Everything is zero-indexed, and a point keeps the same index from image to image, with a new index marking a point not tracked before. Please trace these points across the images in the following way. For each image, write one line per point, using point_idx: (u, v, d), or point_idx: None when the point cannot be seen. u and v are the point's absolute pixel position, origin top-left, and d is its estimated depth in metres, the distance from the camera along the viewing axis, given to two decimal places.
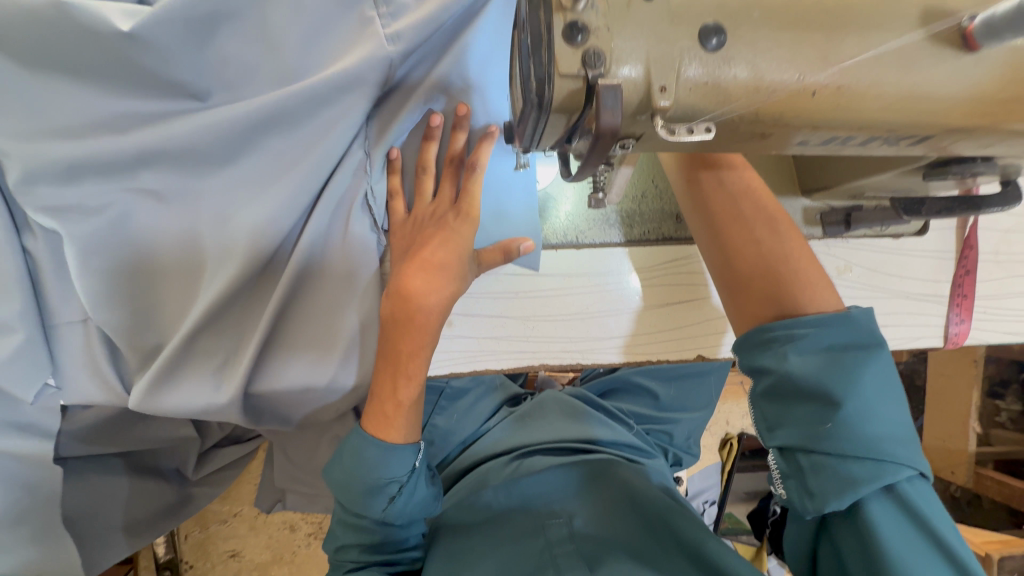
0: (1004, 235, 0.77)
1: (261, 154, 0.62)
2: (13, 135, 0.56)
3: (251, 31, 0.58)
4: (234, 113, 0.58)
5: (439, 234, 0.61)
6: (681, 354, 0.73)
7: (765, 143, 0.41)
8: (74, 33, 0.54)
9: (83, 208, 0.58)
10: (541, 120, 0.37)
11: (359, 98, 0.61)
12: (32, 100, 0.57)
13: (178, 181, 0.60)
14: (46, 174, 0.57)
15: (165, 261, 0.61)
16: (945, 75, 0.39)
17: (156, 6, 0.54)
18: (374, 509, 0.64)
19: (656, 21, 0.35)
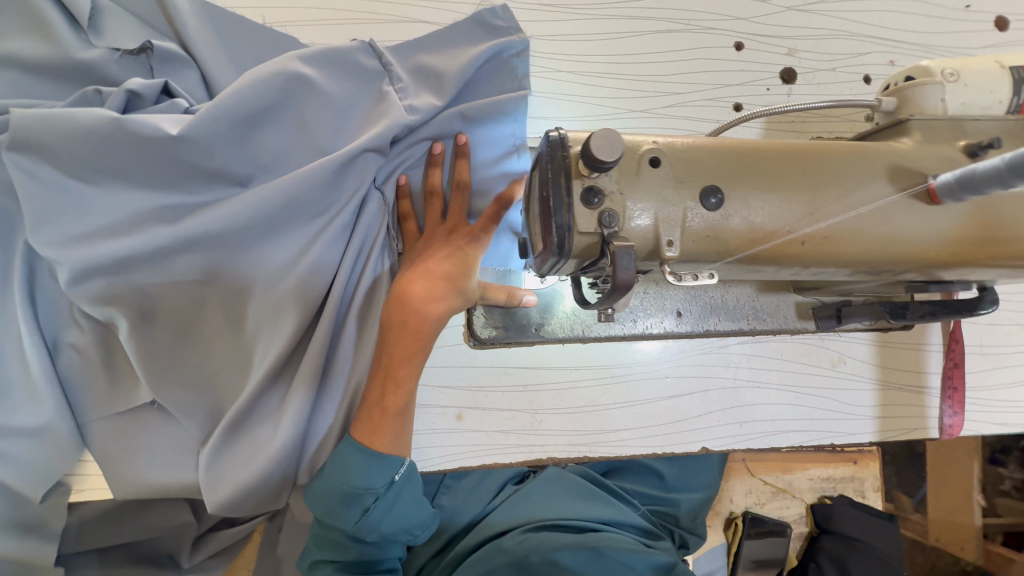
0: (988, 328, 0.80)
1: (295, 227, 0.67)
2: (61, 243, 0.61)
3: (287, 125, 0.66)
4: (271, 194, 0.64)
5: (445, 249, 0.65)
6: (687, 447, 0.74)
7: (761, 276, 0.46)
8: (128, 146, 0.60)
9: (133, 294, 0.63)
10: (560, 263, 0.41)
11: (375, 156, 0.67)
12: (86, 208, 0.62)
13: (221, 259, 0.64)
14: (95, 269, 0.61)
15: (208, 330, 0.66)
16: (916, 225, 0.44)
17: (201, 111, 0.61)
18: (348, 521, 0.61)
19: (664, 183, 0.39)
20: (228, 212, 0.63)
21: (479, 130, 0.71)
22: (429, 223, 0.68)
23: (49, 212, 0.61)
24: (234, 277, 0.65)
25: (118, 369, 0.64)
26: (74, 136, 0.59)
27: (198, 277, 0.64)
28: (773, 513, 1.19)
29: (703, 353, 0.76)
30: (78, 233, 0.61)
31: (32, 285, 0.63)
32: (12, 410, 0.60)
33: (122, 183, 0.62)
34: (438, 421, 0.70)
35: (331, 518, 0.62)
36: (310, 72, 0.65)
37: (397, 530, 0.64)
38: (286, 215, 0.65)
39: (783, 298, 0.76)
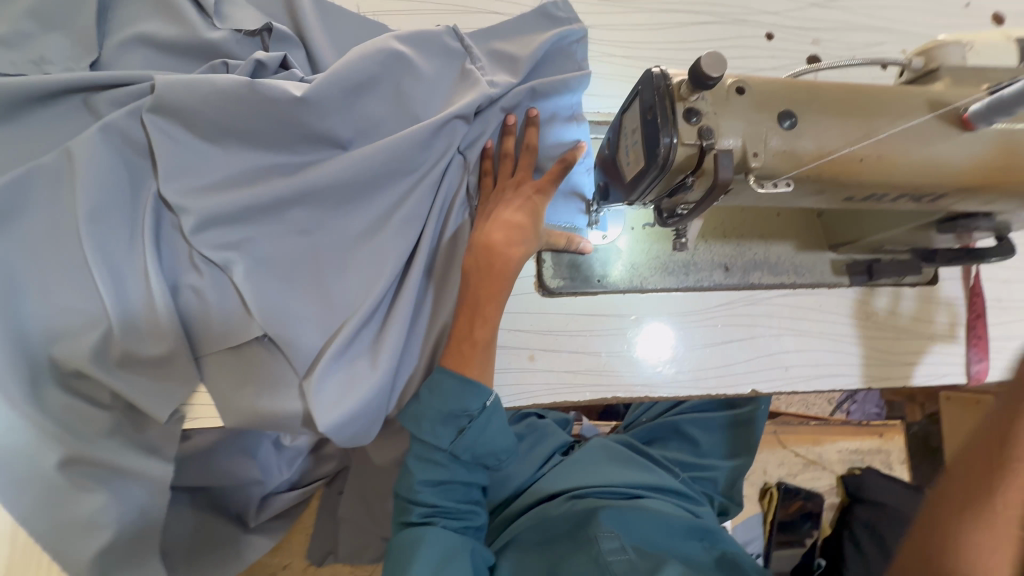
0: (1006, 283, 0.88)
1: (388, 186, 0.75)
2: (191, 193, 0.69)
3: (385, 96, 0.75)
4: (373, 153, 0.72)
5: (518, 201, 0.72)
6: (737, 389, 0.82)
7: (822, 198, 0.54)
8: (253, 106, 0.68)
9: (248, 241, 0.71)
10: (660, 178, 0.49)
11: (461, 123, 0.75)
12: (211, 164, 0.70)
13: (324, 213, 0.73)
14: (217, 217, 0.69)
15: (308, 277, 0.72)
16: (953, 149, 0.52)
17: (320, 77, 0.69)
18: (443, 440, 0.68)
19: (749, 108, 0.48)
20: (336, 168, 0.71)
21: (547, 104, 0.80)
22: (502, 180, 0.76)
23: (181, 167, 0.69)
24: (336, 230, 0.73)
25: (230, 309, 0.70)
26: (209, 100, 0.67)
27: (308, 228, 0.73)
28: (804, 484, 1.25)
29: (750, 305, 0.84)
30: (202, 185, 0.69)
31: (157, 233, 0.70)
32: (139, 342, 0.67)
33: (245, 144, 0.71)
34: (512, 361, 0.77)
35: (429, 440, 0.68)
36: (406, 51, 0.74)
37: (486, 453, 0.70)
38: (385, 174, 0.73)
39: (818, 256, 0.85)
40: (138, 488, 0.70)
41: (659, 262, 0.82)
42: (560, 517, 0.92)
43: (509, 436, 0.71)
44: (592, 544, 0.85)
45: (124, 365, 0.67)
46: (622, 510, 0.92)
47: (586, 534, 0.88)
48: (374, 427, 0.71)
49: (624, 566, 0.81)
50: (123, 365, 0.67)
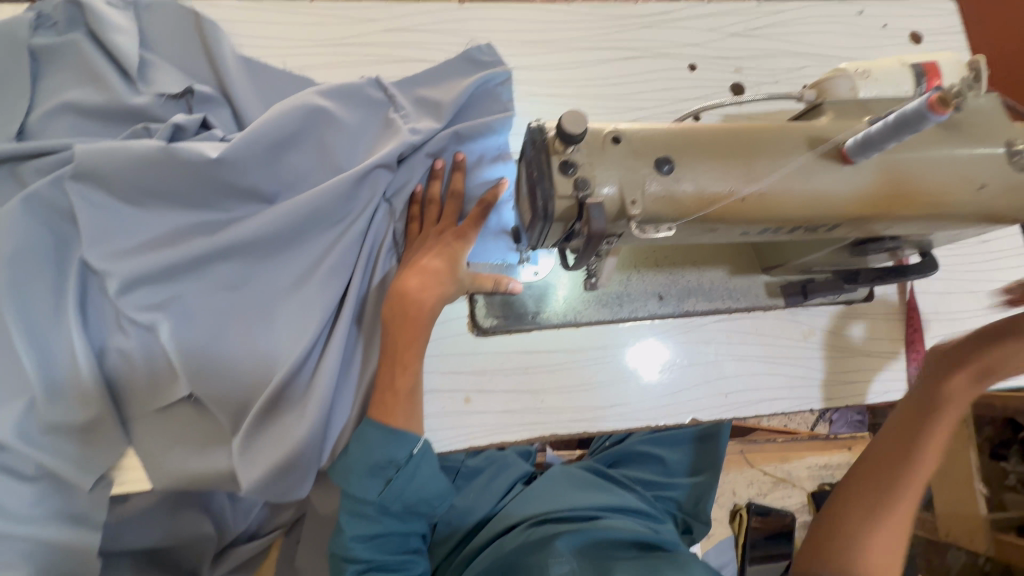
0: (941, 296, 0.89)
1: (314, 237, 0.76)
2: (114, 256, 0.70)
3: (309, 150, 0.76)
4: (295, 207, 0.73)
5: (437, 247, 0.73)
6: (679, 418, 0.82)
7: (715, 236, 0.55)
8: (173, 168, 0.69)
9: (173, 300, 0.71)
10: (548, 228, 0.50)
11: (384, 172, 0.77)
12: (135, 225, 0.71)
13: (250, 267, 0.74)
14: (142, 278, 0.70)
15: (235, 331, 0.72)
16: (836, 182, 0.53)
17: (238, 137, 0.70)
18: (371, 492, 0.67)
19: (626, 156, 0.49)
20: (261, 224, 0.72)
21: (474, 147, 0.82)
22: (429, 225, 0.77)
23: (104, 231, 0.70)
24: (263, 283, 0.74)
25: (157, 368, 0.70)
26: (130, 164, 0.69)
27: (235, 284, 0.73)
28: (775, 503, 1.24)
29: (687, 332, 0.84)
30: (126, 248, 0.70)
31: (83, 297, 0.71)
32: (62, 409, 0.67)
33: (169, 203, 0.72)
34: (448, 404, 0.77)
35: (355, 494, 0.68)
36: (328, 105, 0.76)
37: (418, 500, 0.71)
38: (310, 226, 0.75)
39: (753, 279, 0.86)
40: (64, 559, 0.68)
41: (592, 296, 0.82)
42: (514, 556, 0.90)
43: (442, 482, 0.72)
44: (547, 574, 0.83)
45: (48, 433, 0.67)
46: (577, 536, 0.90)
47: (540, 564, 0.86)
48: (306, 481, 0.70)
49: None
50: (47, 432, 0.66)
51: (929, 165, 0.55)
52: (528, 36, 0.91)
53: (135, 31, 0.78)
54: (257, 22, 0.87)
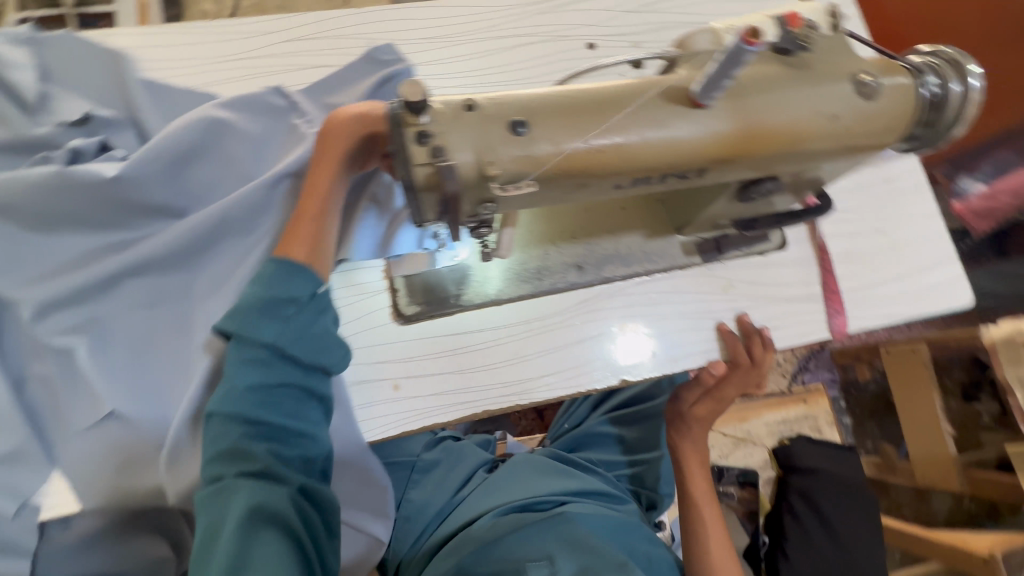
0: (852, 237, 0.92)
1: (226, 248, 0.77)
2: (24, 282, 0.71)
3: (216, 164, 0.78)
4: (202, 220, 0.74)
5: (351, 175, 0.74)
6: (608, 382, 0.84)
7: (587, 191, 0.57)
8: (74, 189, 0.70)
9: (88, 321, 0.72)
10: (417, 199, 0.52)
11: (294, 181, 0.77)
12: (43, 250, 0.72)
13: (163, 282, 0.75)
14: (55, 302, 0.70)
15: (158, 347, 0.73)
16: (688, 125, 0.56)
17: (136, 155, 0.72)
18: (263, 333, 0.61)
19: (479, 121, 0.51)
20: (170, 240, 0.74)
21: None
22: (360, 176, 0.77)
23: (15, 259, 0.71)
24: (180, 299, 0.75)
25: (77, 390, 0.70)
26: (32, 192, 0.70)
27: (152, 301, 0.74)
28: (738, 462, 1.26)
29: (610, 298, 0.87)
30: (37, 273, 0.71)
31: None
32: None
33: (79, 226, 0.73)
34: (378, 392, 0.79)
35: (248, 341, 0.61)
36: (228, 117, 0.77)
37: (313, 350, 0.63)
38: (222, 238, 0.76)
39: (668, 240, 0.88)
40: None
41: (513, 272, 0.83)
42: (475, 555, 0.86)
43: (339, 352, 0.66)
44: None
45: None
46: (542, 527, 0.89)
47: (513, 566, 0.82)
48: None
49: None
50: None
51: (778, 103, 0.58)
52: (430, 32, 0.94)
53: (33, 63, 0.79)
54: (160, 46, 0.89)
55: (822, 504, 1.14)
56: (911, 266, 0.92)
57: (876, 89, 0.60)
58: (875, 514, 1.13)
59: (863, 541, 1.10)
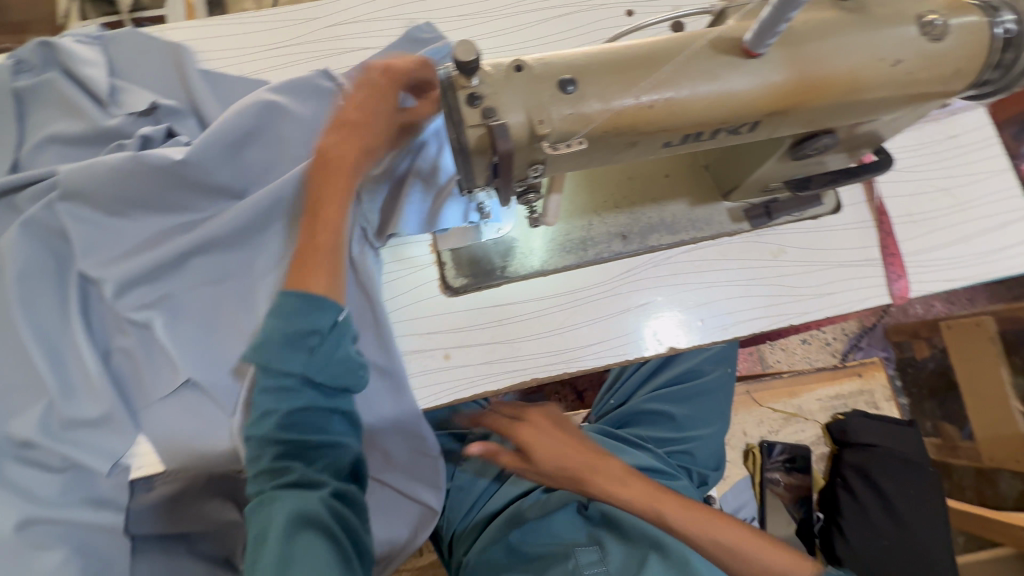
0: (912, 198, 0.88)
1: (284, 226, 0.81)
2: (107, 263, 0.76)
3: (269, 145, 0.81)
4: (260, 197, 0.78)
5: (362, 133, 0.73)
6: (655, 350, 0.83)
7: (636, 150, 0.57)
8: (143, 173, 0.75)
9: (161, 296, 0.77)
10: (469, 162, 0.53)
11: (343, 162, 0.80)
12: (122, 233, 0.78)
13: (227, 260, 0.79)
14: (130, 280, 0.76)
15: (225, 319, 0.78)
16: (742, 75, 0.54)
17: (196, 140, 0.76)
18: (292, 361, 0.65)
19: (528, 83, 0.52)
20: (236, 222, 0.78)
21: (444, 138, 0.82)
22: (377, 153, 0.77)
23: (97, 241, 0.77)
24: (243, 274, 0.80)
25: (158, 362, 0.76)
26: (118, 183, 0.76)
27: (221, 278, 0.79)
28: (788, 439, 1.23)
29: (655, 267, 0.86)
30: (117, 254, 0.77)
31: (87, 304, 0.77)
32: (80, 405, 0.74)
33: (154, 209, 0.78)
34: (429, 362, 0.81)
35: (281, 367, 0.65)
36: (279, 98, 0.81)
37: (344, 373, 0.68)
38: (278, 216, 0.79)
39: (715, 207, 0.86)
40: (96, 539, 0.75)
41: (557, 243, 0.84)
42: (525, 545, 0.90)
43: (356, 373, 0.69)
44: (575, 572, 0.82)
45: (69, 428, 0.73)
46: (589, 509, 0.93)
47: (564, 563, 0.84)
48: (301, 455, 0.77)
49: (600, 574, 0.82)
50: (68, 427, 0.73)
51: (835, 49, 0.55)
52: (467, 9, 0.95)
53: (103, 62, 0.85)
54: (212, 38, 0.93)
55: (882, 481, 1.10)
56: (979, 227, 0.87)
57: (945, 28, 0.56)
58: (937, 488, 1.09)
59: (927, 519, 1.06)
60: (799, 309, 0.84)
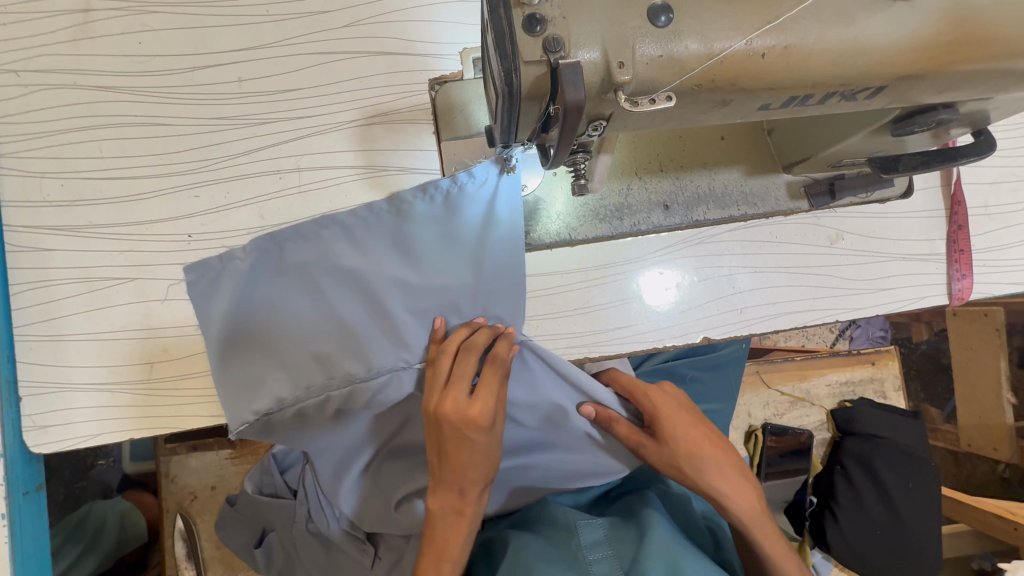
0: (991, 187, 0.78)
1: (357, 225, 0.59)
2: (64, 208, 0.67)
3: (313, 238, 0.59)
4: (329, 243, 0.59)
5: (491, 379, 0.58)
6: (688, 338, 0.75)
7: (728, 112, 0.45)
8: (132, 143, 0.68)
9: (235, 390, 0.62)
10: (516, 111, 0.41)
11: (379, 306, 0.60)
12: (86, 176, 0.67)
13: (258, 367, 0.61)
14: (151, 290, 0.67)
15: (293, 346, 0.60)
16: (882, 22, 0.42)
17: (198, 139, 0.69)
18: None
19: (607, 7, 0.39)
20: (297, 281, 0.59)
21: (469, 211, 0.59)
22: (454, 395, 0.57)
23: (55, 192, 0.67)
24: (287, 268, 0.59)
25: (275, 373, 0.61)
26: (189, 291, 0.59)
27: (315, 356, 0.60)
28: (792, 423, 1.20)
29: (696, 245, 0.75)
30: (76, 201, 0.67)
31: (36, 245, 0.66)
32: (41, 361, 0.65)
33: (241, 298, 0.59)
34: None
35: None
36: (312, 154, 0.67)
37: None
38: (361, 278, 0.59)
39: (773, 180, 0.75)
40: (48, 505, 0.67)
41: (588, 209, 0.72)
42: (520, 540, 0.65)
43: None
44: (562, 536, 0.66)
45: (31, 388, 0.65)
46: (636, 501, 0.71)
47: (559, 524, 0.68)
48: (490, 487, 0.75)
49: (608, 564, 0.62)
50: (30, 387, 0.65)
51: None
52: None
53: None
54: None
55: (883, 473, 1.07)
56: None
57: None
58: (934, 481, 1.09)
59: (920, 520, 1.06)
60: (850, 303, 0.76)
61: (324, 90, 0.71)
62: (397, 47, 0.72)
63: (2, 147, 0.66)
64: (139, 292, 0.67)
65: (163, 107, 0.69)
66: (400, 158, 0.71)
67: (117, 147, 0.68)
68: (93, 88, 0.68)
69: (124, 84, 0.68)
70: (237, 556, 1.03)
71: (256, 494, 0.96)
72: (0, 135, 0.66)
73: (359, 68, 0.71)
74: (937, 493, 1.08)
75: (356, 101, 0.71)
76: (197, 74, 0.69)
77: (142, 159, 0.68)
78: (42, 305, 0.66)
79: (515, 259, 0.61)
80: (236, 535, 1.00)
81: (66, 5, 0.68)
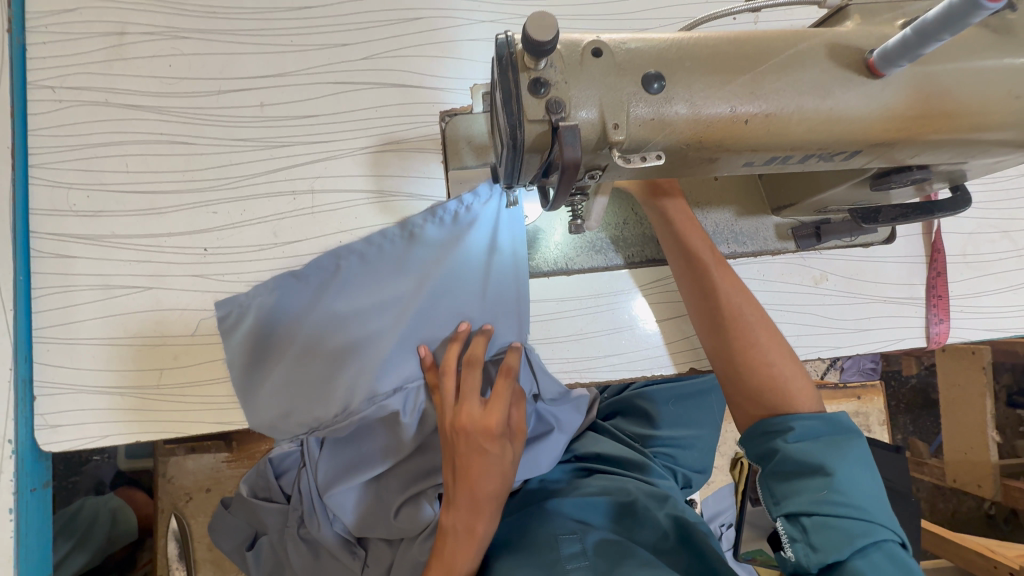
0: (970, 237, 0.81)
1: (367, 253, 0.69)
2: (88, 217, 0.70)
3: (330, 267, 0.69)
4: (343, 269, 0.69)
5: (500, 391, 0.66)
6: (676, 368, 0.78)
7: (715, 168, 0.49)
8: (155, 159, 0.72)
9: (270, 413, 0.68)
10: (519, 161, 0.44)
11: (394, 324, 0.67)
12: (110, 188, 0.71)
13: (285, 390, 0.68)
14: (165, 299, 0.71)
15: (316, 364, 0.68)
16: (859, 97, 0.46)
17: (219, 158, 0.73)
18: None
19: (606, 72, 0.42)
20: (318, 302, 0.68)
21: (468, 236, 0.69)
22: (467, 405, 0.64)
23: (79, 202, 0.70)
24: (309, 294, 0.68)
25: (303, 393, 0.68)
26: (219, 324, 0.68)
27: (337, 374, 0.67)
28: None
29: None
30: (99, 211, 0.71)
31: (60, 252, 0.70)
32: (55, 362, 0.68)
33: (272, 325, 0.68)
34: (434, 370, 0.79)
35: None
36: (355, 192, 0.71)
37: None
38: (376, 295, 0.68)
39: (762, 221, 0.78)
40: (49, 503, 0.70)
41: (583, 241, 0.77)
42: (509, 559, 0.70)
43: None
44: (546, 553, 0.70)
45: (44, 387, 0.68)
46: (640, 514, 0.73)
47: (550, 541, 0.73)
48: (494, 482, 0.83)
49: (586, 572, 0.68)
50: (43, 387, 0.68)
51: (967, 76, 0.47)
52: None
53: None
54: None
55: None
56: None
57: None
58: (912, 516, 1.11)
59: None
60: (831, 340, 0.79)
61: (340, 118, 0.75)
62: (412, 80, 0.76)
63: (34, 158, 0.70)
64: (153, 301, 0.70)
65: (188, 127, 0.73)
66: (408, 184, 0.75)
67: (143, 163, 0.72)
68: (123, 106, 0.72)
69: (153, 104, 0.72)
70: (228, 557, 1.05)
71: (243, 502, 0.98)
72: (33, 145, 0.70)
73: (374, 98, 0.75)
74: (916, 529, 1.11)
75: (369, 129, 0.75)
76: (222, 97, 0.73)
77: (165, 175, 0.72)
78: (60, 309, 0.69)
79: (515, 276, 0.69)
80: (227, 540, 1.02)
81: (103, 28, 0.72)
